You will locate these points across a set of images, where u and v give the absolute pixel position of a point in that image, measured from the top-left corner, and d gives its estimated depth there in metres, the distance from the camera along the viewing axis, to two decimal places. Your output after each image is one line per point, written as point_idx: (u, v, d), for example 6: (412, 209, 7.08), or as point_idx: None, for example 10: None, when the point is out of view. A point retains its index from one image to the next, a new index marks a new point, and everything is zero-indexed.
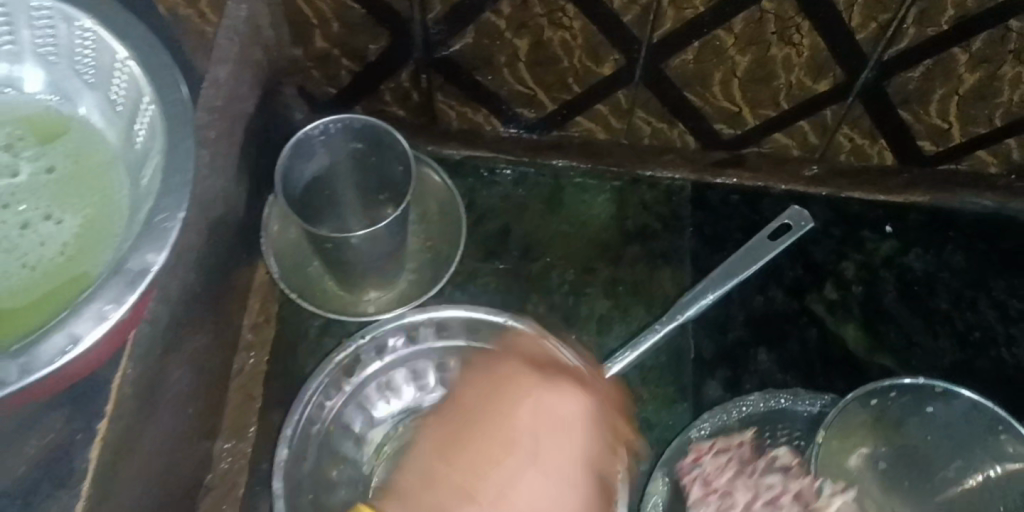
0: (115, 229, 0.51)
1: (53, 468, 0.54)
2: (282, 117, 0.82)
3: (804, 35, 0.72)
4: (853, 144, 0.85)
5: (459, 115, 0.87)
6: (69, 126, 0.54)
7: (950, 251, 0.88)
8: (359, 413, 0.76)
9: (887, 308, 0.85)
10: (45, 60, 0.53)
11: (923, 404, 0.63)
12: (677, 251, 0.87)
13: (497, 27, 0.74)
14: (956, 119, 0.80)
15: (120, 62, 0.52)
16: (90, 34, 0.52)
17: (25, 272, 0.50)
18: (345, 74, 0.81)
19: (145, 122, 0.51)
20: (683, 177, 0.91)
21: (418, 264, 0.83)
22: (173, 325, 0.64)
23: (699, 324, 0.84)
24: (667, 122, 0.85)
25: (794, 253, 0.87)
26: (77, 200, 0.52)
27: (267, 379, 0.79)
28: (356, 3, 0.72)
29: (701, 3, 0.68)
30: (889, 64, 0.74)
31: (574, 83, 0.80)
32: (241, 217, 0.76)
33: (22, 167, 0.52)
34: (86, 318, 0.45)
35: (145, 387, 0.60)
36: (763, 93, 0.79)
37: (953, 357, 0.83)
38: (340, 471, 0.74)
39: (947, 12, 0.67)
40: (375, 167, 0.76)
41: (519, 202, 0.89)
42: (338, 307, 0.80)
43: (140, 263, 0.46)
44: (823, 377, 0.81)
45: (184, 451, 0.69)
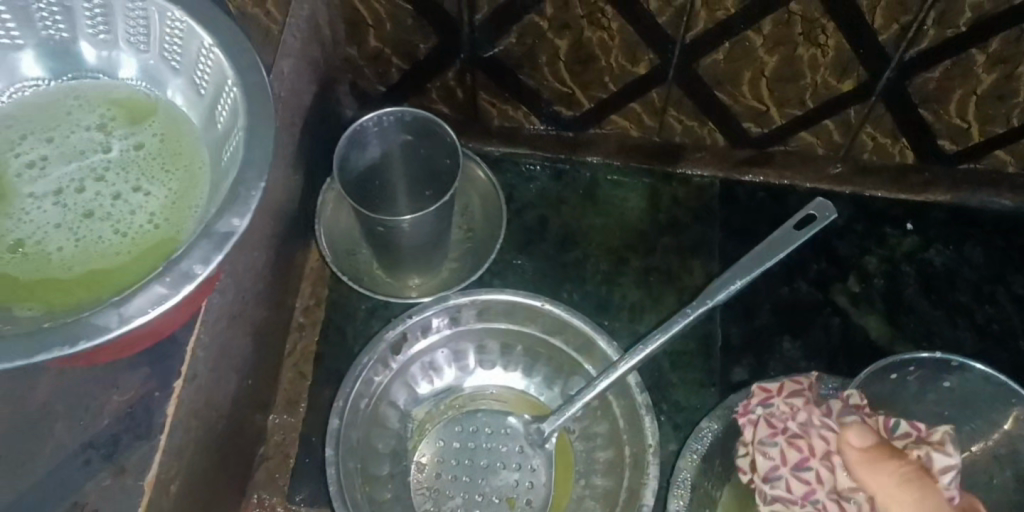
0: (199, 199, 0.56)
1: (131, 422, 0.58)
2: (335, 112, 0.89)
3: (829, 36, 0.76)
4: (876, 142, 0.89)
5: (500, 112, 0.92)
6: (155, 108, 0.60)
7: (970, 247, 0.92)
8: (403, 390, 0.79)
9: (909, 301, 0.89)
10: (136, 48, 0.59)
11: (940, 382, 0.65)
12: (706, 244, 0.91)
13: (540, 27, 0.79)
14: (975, 118, 0.83)
15: (204, 49, 0.57)
16: (178, 22, 0.57)
17: (117, 237, 0.55)
18: (395, 71, 0.88)
19: (228, 103, 0.56)
20: (712, 174, 0.95)
21: (460, 252, 0.88)
22: (240, 297, 0.69)
23: (727, 313, 0.88)
24: (698, 121, 0.89)
25: (818, 247, 0.91)
26: (163, 174, 0.57)
27: (318, 357, 0.84)
28: (409, 3, 0.78)
29: (733, 5, 0.73)
30: (909, 64, 0.78)
31: (611, 82, 0.86)
32: (296, 204, 0.82)
33: (114, 144, 0.58)
34: (178, 273, 0.49)
35: (215, 352, 0.65)
36: (790, 92, 0.83)
37: (972, 347, 0.87)
38: (385, 444, 0.77)
39: (964, 13, 0.72)
40: (425, 158, 0.81)
41: (555, 196, 0.94)
42: (383, 289, 0.85)
43: (227, 226, 0.50)
44: (845, 363, 0.85)
45: (243, 419, 0.73)
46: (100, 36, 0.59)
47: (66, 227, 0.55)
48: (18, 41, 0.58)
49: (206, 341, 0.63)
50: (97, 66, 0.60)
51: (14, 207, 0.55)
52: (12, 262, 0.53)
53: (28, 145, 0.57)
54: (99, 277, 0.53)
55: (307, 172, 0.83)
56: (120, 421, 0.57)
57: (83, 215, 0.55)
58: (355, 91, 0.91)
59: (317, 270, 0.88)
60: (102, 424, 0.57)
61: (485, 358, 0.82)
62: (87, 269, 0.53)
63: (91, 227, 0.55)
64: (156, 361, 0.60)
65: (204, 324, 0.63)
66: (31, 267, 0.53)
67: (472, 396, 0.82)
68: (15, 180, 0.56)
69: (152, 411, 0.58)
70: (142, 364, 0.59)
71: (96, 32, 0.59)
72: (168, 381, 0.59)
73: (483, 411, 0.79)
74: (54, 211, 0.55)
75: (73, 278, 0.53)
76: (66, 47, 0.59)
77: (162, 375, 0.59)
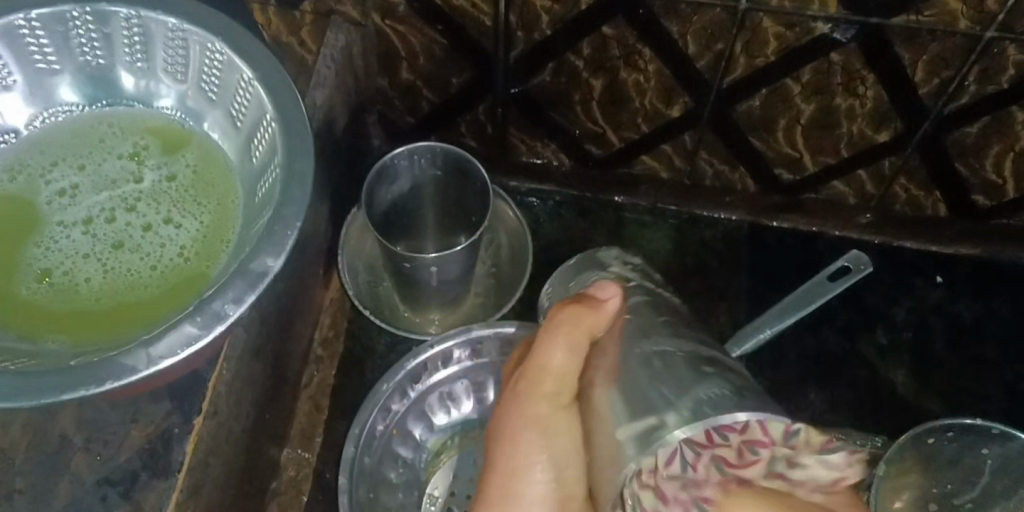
0: (231, 233, 0.55)
1: (149, 458, 0.56)
2: (363, 143, 0.88)
3: (868, 87, 0.75)
4: (908, 194, 0.89)
5: (528, 148, 0.92)
6: (190, 139, 0.59)
7: (999, 302, 0.90)
8: (418, 422, 0.78)
9: (936, 356, 0.87)
10: (175, 78, 0.59)
11: (980, 445, 0.65)
12: (733, 289, 0.90)
13: (575, 66, 0.79)
14: (1010, 175, 0.83)
15: (243, 81, 0.56)
16: (219, 54, 0.56)
17: (147, 270, 0.53)
18: (424, 105, 0.87)
19: (266, 137, 0.55)
20: (740, 220, 0.93)
21: (484, 288, 0.87)
22: (264, 331, 0.68)
23: (754, 359, 0.86)
24: (729, 165, 0.89)
25: (846, 297, 0.90)
26: (195, 207, 0.56)
27: (335, 390, 0.83)
28: (445, 39, 0.78)
29: (772, 53, 0.73)
30: (948, 117, 0.77)
31: (643, 123, 0.85)
32: (321, 235, 0.81)
33: (147, 175, 0.57)
34: (206, 313, 0.47)
35: (236, 388, 0.63)
36: (826, 140, 0.82)
37: (1000, 405, 0.85)
38: (397, 473, 0.77)
39: (1007, 71, 0.71)
40: (456, 196, 0.81)
41: (579, 233, 0.93)
42: (406, 325, 0.84)
43: (261, 266, 0.48)
44: (872, 418, 0.83)
45: (259, 452, 0.72)
46: (138, 64, 0.58)
47: (95, 257, 0.54)
48: (54, 65, 0.58)
49: (230, 376, 0.61)
50: (134, 94, 0.59)
51: (43, 235, 0.54)
52: (39, 292, 0.52)
53: (59, 172, 0.57)
54: (125, 310, 0.52)
55: (333, 201, 0.82)
56: (137, 457, 0.55)
57: (113, 245, 0.54)
58: (383, 122, 0.91)
59: (337, 302, 0.87)
60: (121, 458, 0.55)
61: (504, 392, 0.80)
62: (113, 302, 0.52)
63: (120, 258, 0.54)
64: (177, 396, 0.58)
65: (228, 360, 0.61)
66: (59, 298, 0.52)
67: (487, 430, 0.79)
68: (45, 208, 0.55)
69: (172, 451, 0.56)
70: (164, 400, 0.58)
71: (133, 59, 0.58)
72: (189, 418, 0.57)
73: None
74: (84, 241, 0.54)
75: (99, 311, 0.51)
76: (104, 73, 0.59)
77: (185, 411, 0.58)
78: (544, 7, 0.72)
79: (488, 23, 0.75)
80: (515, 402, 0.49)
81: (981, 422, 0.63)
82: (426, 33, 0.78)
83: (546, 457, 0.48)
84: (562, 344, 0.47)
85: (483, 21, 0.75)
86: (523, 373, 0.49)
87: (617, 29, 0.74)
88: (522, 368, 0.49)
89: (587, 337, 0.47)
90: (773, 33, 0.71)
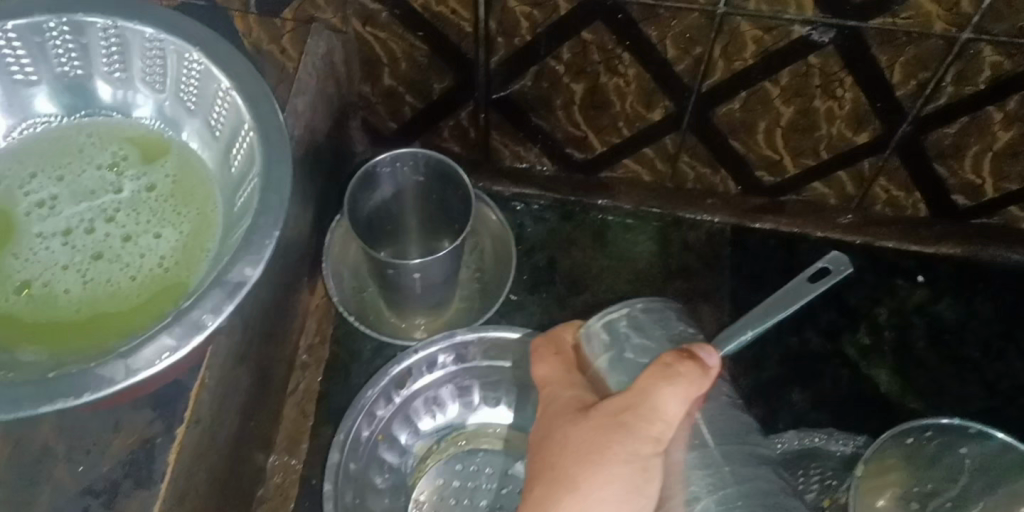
0: (211, 243, 0.55)
1: (131, 468, 0.56)
2: (346, 148, 0.89)
3: (846, 89, 0.76)
4: (889, 195, 0.89)
5: (512, 153, 0.92)
6: (169, 148, 0.59)
7: (979, 301, 0.91)
8: (405, 427, 0.78)
9: (918, 355, 0.87)
10: (153, 88, 0.59)
11: (959, 445, 0.65)
12: (717, 291, 0.90)
13: (556, 71, 0.79)
14: (989, 174, 0.83)
15: (221, 91, 0.56)
16: (196, 63, 0.56)
17: (126, 279, 0.53)
18: (407, 110, 0.88)
19: (244, 147, 0.55)
20: (724, 222, 0.94)
21: (468, 292, 0.87)
22: (247, 339, 0.68)
23: (737, 359, 0.86)
24: (711, 168, 0.89)
25: (828, 296, 0.90)
26: (175, 216, 0.56)
27: (321, 396, 0.83)
28: (426, 45, 0.78)
29: (751, 56, 0.73)
30: (927, 118, 0.77)
31: (625, 127, 0.85)
32: (305, 241, 0.81)
33: (126, 185, 0.57)
34: (185, 323, 0.47)
35: (219, 396, 0.63)
36: (805, 142, 0.83)
37: (981, 403, 0.85)
38: (384, 478, 0.76)
39: (983, 72, 0.72)
40: (438, 202, 0.81)
41: (563, 236, 0.93)
42: (391, 330, 0.84)
43: (239, 276, 0.48)
44: (854, 416, 0.84)
45: (244, 460, 0.72)
46: (115, 74, 0.59)
47: (74, 267, 0.54)
48: (32, 77, 0.58)
49: (212, 384, 0.62)
50: (112, 104, 0.60)
51: (22, 246, 0.54)
52: (19, 304, 0.52)
53: (38, 183, 0.57)
54: (104, 321, 0.52)
55: (317, 207, 0.82)
56: (120, 466, 0.56)
57: (92, 256, 0.54)
58: (366, 127, 0.91)
59: (322, 308, 0.87)
60: (103, 468, 0.56)
61: (489, 396, 0.80)
62: (92, 312, 0.52)
63: (100, 269, 0.54)
64: (159, 405, 0.58)
65: (211, 368, 0.61)
66: (37, 310, 0.52)
67: (474, 435, 0.79)
68: (24, 219, 0.55)
69: (154, 460, 0.56)
70: (146, 409, 0.58)
71: (111, 70, 0.59)
72: (170, 427, 0.58)
73: (484, 449, 0.78)
74: (62, 251, 0.54)
75: (78, 322, 0.52)
76: (81, 83, 0.59)
77: (166, 420, 0.58)
78: (524, 13, 0.73)
79: (468, 29, 0.76)
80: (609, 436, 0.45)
81: (957, 420, 0.64)
82: (407, 39, 0.78)
83: (621, 492, 0.45)
84: (672, 402, 0.45)
85: (463, 27, 0.75)
86: (623, 408, 0.46)
87: (596, 34, 0.74)
88: (613, 404, 0.46)
89: (691, 393, 0.46)
90: (751, 37, 0.71)
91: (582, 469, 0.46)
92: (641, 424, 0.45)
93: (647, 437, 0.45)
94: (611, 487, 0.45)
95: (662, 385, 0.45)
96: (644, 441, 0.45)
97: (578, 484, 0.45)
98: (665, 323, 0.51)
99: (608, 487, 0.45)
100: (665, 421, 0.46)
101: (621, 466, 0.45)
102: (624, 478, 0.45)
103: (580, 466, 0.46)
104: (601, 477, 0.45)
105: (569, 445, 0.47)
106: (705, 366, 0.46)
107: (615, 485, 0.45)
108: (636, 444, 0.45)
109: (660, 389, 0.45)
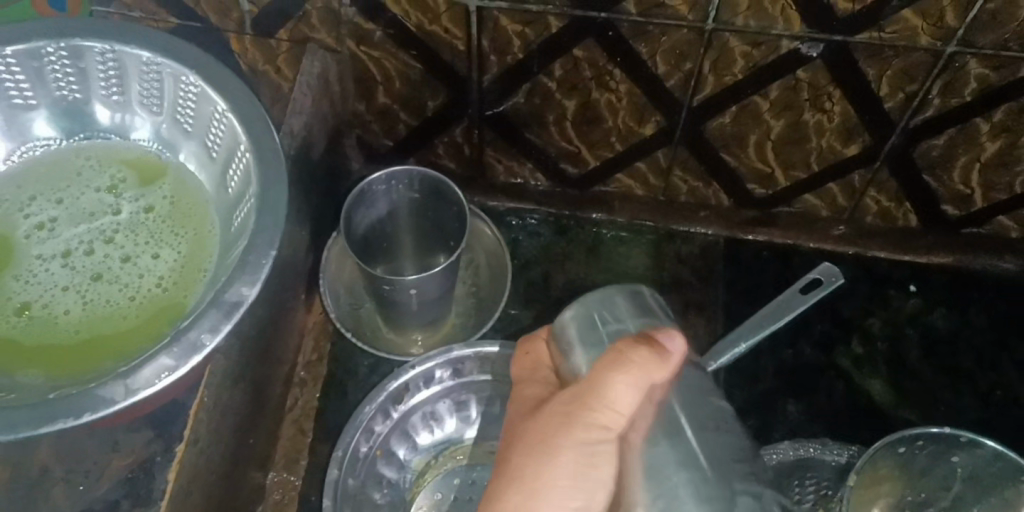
0: (208, 263, 0.55)
1: (131, 487, 0.56)
2: (342, 167, 0.89)
3: (835, 103, 0.77)
4: (880, 206, 0.90)
5: (506, 169, 0.93)
6: (166, 170, 0.60)
7: (971, 310, 0.91)
8: (402, 442, 0.79)
9: (912, 364, 0.88)
10: (151, 111, 0.60)
11: (951, 453, 0.65)
12: (711, 304, 0.91)
13: (549, 88, 0.80)
14: (978, 185, 0.84)
15: (218, 113, 0.57)
16: (192, 86, 0.57)
17: (124, 300, 0.54)
18: (402, 127, 0.88)
19: (240, 168, 0.56)
20: (717, 234, 0.95)
21: (464, 307, 0.88)
22: (245, 358, 0.69)
23: (732, 371, 0.87)
24: (703, 182, 0.90)
25: (822, 307, 0.91)
26: (173, 237, 0.57)
27: (319, 413, 0.83)
28: (420, 64, 0.79)
29: (740, 71, 0.74)
30: (916, 130, 0.78)
31: (618, 142, 0.86)
32: (302, 259, 0.82)
33: (124, 206, 0.58)
34: (184, 343, 0.47)
35: (217, 415, 0.64)
36: (796, 154, 0.84)
37: (975, 412, 0.86)
38: (382, 494, 0.77)
39: (969, 84, 0.73)
40: (433, 218, 0.82)
41: (558, 251, 0.94)
42: (388, 347, 0.85)
43: (236, 296, 0.49)
44: (849, 427, 0.84)
45: (243, 479, 0.72)
46: (113, 97, 0.59)
47: (74, 289, 0.54)
48: (31, 101, 0.58)
49: (211, 403, 0.62)
50: (110, 127, 0.60)
51: (22, 269, 0.55)
52: (19, 326, 0.53)
53: (37, 206, 0.57)
54: (104, 342, 0.52)
55: (313, 225, 0.83)
56: (120, 486, 0.56)
57: (91, 277, 0.55)
58: (361, 145, 0.92)
59: (319, 325, 0.87)
60: (103, 488, 0.56)
61: (486, 410, 0.81)
62: (92, 334, 0.53)
63: (99, 290, 0.54)
64: (159, 425, 0.59)
65: (209, 387, 0.62)
66: (37, 332, 0.52)
67: (471, 450, 0.79)
68: (23, 242, 0.56)
69: (154, 479, 0.57)
70: (145, 429, 0.58)
71: (109, 93, 0.59)
72: (170, 446, 0.58)
73: (482, 464, 0.78)
74: (62, 273, 0.55)
75: (78, 343, 0.52)
76: (80, 107, 0.59)
77: (165, 440, 0.58)
78: (515, 31, 0.74)
79: (461, 47, 0.76)
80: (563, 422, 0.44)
81: (949, 431, 0.63)
82: (400, 58, 0.79)
83: (576, 483, 0.44)
84: (624, 386, 0.43)
85: (456, 45, 0.76)
86: (576, 395, 0.45)
87: (587, 51, 0.75)
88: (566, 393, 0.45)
89: (651, 378, 0.44)
90: (740, 52, 0.72)
91: (536, 458, 0.44)
92: (585, 403, 0.44)
93: (595, 420, 0.44)
94: (563, 478, 0.44)
95: (614, 366, 0.44)
96: (594, 428, 0.44)
97: (527, 473, 0.44)
98: (643, 311, 0.49)
99: (565, 473, 0.44)
100: (614, 404, 0.44)
101: (572, 450, 0.44)
102: (576, 464, 0.44)
103: (535, 455, 0.44)
104: (554, 463, 0.44)
105: (523, 440, 0.46)
106: (663, 352, 0.45)
107: (567, 476, 0.44)
108: (582, 425, 0.44)
109: (606, 368, 0.44)
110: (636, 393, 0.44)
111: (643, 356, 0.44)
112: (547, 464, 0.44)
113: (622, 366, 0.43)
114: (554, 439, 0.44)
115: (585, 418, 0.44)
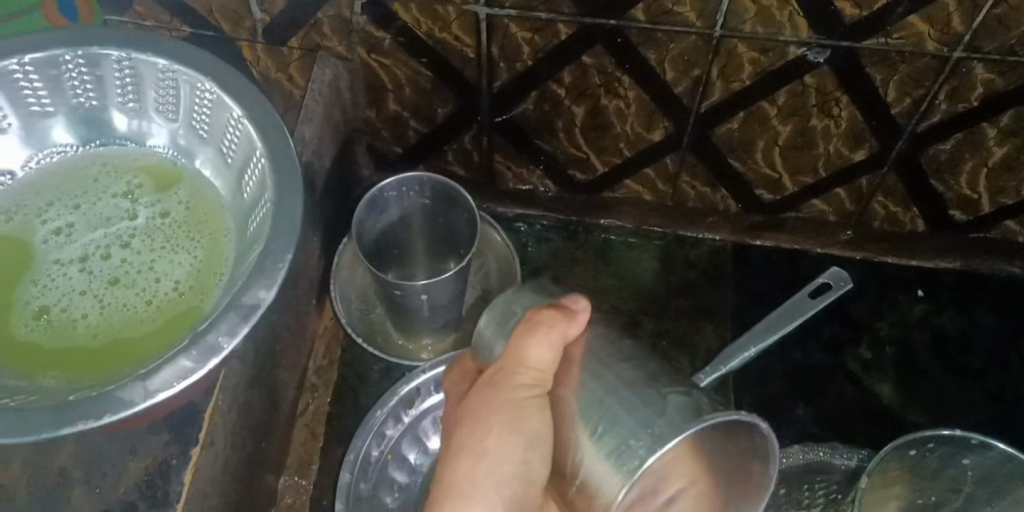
0: (224, 268, 0.56)
1: (147, 489, 0.57)
2: (352, 174, 0.90)
3: (842, 108, 0.77)
4: (888, 211, 0.90)
5: (515, 175, 0.93)
6: (181, 176, 0.61)
7: (980, 312, 0.92)
8: (414, 446, 0.79)
9: (921, 367, 0.88)
10: (167, 117, 0.60)
11: (961, 455, 0.65)
12: (719, 308, 0.91)
13: (557, 95, 0.81)
14: (986, 189, 0.84)
15: (233, 119, 0.58)
16: (208, 93, 0.58)
17: (142, 304, 0.55)
18: (412, 134, 0.89)
19: (255, 174, 0.57)
20: (724, 239, 0.96)
21: (475, 313, 0.88)
22: (258, 362, 0.69)
23: (741, 375, 0.87)
24: (710, 186, 0.91)
25: (831, 311, 0.91)
26: (189, 242, 0.58)
27: (330, 418, 0.84)
28: (431, 71, 0.80)
29: (748, 77, 0.75)
30: (923, 134, 0.79)
31: (626, 148, 0.87)
32: (313, 265, 0.82)
33: (140, 212, 0.59)
34: (202, 346, 0.48)
35: (232, 418, 0.64)
36: (803, 159, 0.84)
37: (985, 413, 0.86)
38: (394, 497, 0.77)
39: (976, 89, 0.73)
40: (444, 224, 0.83)
41: (567, 255, 0.95)
42: (401, 353, 0.85)
43: (253, 299, 0.50)
44: (858, 430, 0.85)
45: (257, 483, 0.73)
46: (129, 104, 0.60)
47: (92, 293, 0.55)
48: (48, 108, 0.59)
49: (225, 406, 0.63)
50: (126, 134, 0.61)
51: (40, 274, 0.55)
52: (38, 330, 0.53)
53: (55, 212, 0.58)
54: (121, 345, 0.53)
55: (324, 232, 0.84)
56: (136, 488, 0.57)
57: (109, 282, 0.56)
58: (372, 153, 0.92)
59: (331, 330, 0.88)
60: (120, 491, 0.57)
61: None
62: (109, 338, 0.53)
63: (117, 294, 0.55)
64: (174, 428, 0.59)
65: (223, 390, 0.62)
66: (56, 336, 0.53)
67: None
68: (41, 247, 0.56)
69: (170, 481, 0.57)
70: (161, 432, 0.59)
71: (125, 100, 0.60)
72: (185, 449, 0.59)
73: None
74: (80, 278, 0.56)
75: (96, 347, 0.53)
76: (96, 114, 0.60)
77: (180, 443, 0.59)
78: (525, 38, 0.74)
79: (471, 55, 0.77)
80: (490, 395, 0.49)
81: (959, 433, 0.63)
82: (410, 66, 0.80)
83: (511, 442, 0.48)
84: (539, 347, 0.48)
85: (466, 52, 0.77)
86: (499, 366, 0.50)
87: (596, 58, 0.76)
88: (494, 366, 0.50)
89: (564, 338, 0.48)
90: (748, 58, 0.73)
91: (474, 437, 0.49)
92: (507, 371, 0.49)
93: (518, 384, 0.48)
94: (503, 441, 0.48)
95: (524, 331, 0.49)
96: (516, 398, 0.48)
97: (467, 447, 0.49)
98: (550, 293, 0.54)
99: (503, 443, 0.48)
100: (533, 367, 0.48)
101: (501, 421, 0.48)
102: (512, 434, 0.48)
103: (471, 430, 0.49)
104: (490, 436, 0.48)
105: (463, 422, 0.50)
106: (570, 312, 0.49)
107: (503, 447, 0.48)
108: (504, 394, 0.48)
109: (520, 334, 0.49)
110: (549, 352, 0.48)
111: (550, 318, 0.48)
112: (482, 437, 0.49)
113: (531, 333, 0.48)
114: (484, 411, 0.49)
115: (507, 384, 0.49)
